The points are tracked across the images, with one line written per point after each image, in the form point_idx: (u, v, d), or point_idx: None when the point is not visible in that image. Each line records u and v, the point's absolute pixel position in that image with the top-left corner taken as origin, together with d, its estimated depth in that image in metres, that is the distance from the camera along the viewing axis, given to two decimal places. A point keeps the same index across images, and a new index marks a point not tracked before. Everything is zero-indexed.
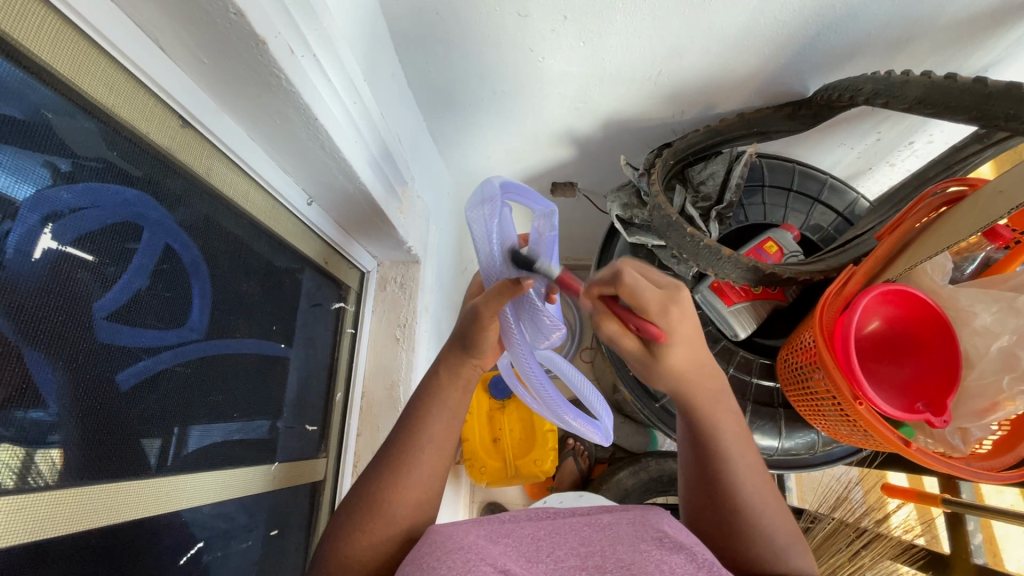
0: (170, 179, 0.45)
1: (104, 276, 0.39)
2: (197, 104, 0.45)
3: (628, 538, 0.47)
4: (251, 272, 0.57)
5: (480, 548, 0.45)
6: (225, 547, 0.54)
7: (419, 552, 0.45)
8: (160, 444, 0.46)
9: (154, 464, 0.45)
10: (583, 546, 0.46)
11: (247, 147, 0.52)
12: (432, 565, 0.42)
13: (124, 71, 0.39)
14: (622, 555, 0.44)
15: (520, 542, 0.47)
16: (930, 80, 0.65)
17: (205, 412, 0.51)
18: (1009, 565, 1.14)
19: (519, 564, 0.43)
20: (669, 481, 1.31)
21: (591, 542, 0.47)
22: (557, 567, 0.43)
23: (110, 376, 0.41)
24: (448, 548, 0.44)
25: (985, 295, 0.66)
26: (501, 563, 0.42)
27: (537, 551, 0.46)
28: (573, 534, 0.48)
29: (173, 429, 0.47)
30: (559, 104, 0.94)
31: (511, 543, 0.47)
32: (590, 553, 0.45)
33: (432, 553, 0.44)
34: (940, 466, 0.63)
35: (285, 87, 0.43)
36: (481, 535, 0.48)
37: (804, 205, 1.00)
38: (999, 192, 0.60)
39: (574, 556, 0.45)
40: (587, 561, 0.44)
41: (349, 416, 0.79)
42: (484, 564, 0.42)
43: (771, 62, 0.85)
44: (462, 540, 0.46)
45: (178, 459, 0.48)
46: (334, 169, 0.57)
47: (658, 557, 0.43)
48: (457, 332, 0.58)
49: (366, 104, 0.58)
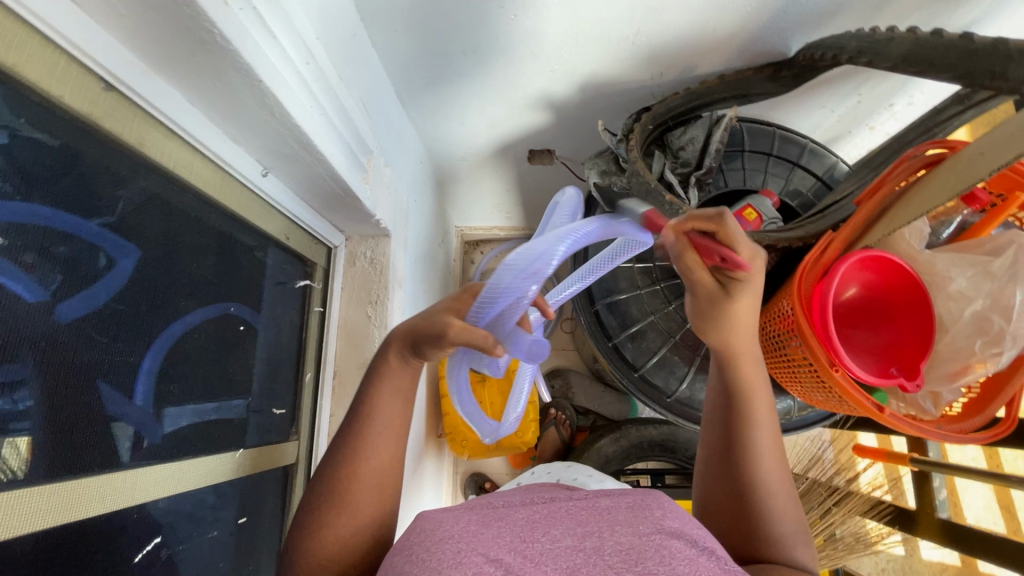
0: (93, 148, 0.40)
1: (49, 254, 0.37)
2: (121, 65, 0.40)
3: (626, 520, 0.46)
4: (202, 251, 0.53)
5: (472, 534, 0.43)
6: (195, 539, 0.52)
7: (407, 542, 0.43)
8: (131, 435, 0.45)
9: (128, 451, 0.44)
10: (579, 526, 0.45)
11: (188, 114, 0.47)
12: (421, 557, 0.40)
13: (26, 25, 0.34)
14: (621, 539, 0.43)
15: (513, 524, 0.46)
16: (916, 37, 0.63)
17: (165, 398, 0.49)
18: (969, 514, 1.21)
19: (514, 550, 0.41)
20: (648, 447, 1.34)
21: (588, 523, 0.46)
22: (553, 549, 0.42)
23: (45, 363, 0.37)
24: (438, 537, 0.42)
25: (961, 260, 0.65)
26: (495, 552, 0.41)
27: (531, 531, 0.45)
28: (569, 514, 0.47)
29: (150, 410, 0.47)
30: (534, 66, 0.89)
31: (503, 526, 0.45)
32: (587, 533, 0.44)
33: (421, 543, 0.42)
34: (910, 430, 0.64)
35: (221, 45, 0.39)
36: (472, 519, 0.46)
37: (784, 170, 0.99)
38: (981, 155, 0.59)
39: (572, 537, 0.44)
40: (584, 541, 0.43)
41: (321, 397, 0.76)
42: (477, 554, 0.40)
43: (752, 20, 0.81)
44: (452, 527, 0.44)
45: (154, 444, 0.47)
46: (289, 138, 0.52)
47: (659, 541, 0.43)
48: (418, 330, 0.54)
49: (321, 65, 0.53)
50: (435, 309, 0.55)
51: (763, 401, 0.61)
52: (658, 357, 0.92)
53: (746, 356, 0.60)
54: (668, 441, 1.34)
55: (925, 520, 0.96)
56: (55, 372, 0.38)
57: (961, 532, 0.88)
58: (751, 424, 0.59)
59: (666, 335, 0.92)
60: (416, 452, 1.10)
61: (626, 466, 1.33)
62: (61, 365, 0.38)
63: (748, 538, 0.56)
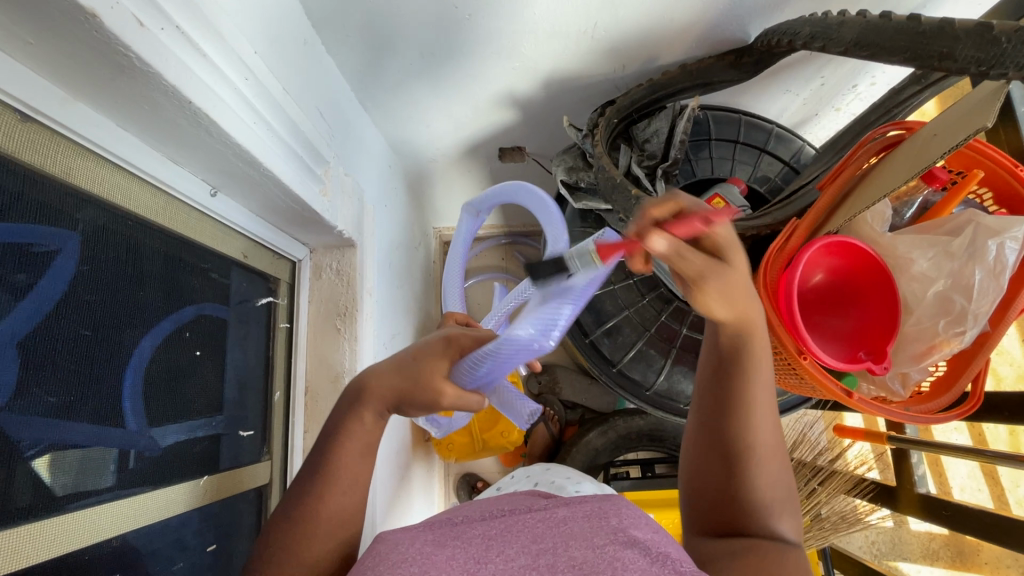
0: (19, 182, 0.39)
1: (12, 286, 0.38)
2: (41, 95, 0.38)
3: (581, 532, 0.46)
4: (154, 279, 0.52)
5: (425, 557, 0.43)
6: (165, 571, 0.52)
7: (361, 567, 0.43)
8: (115, 458, 0.47)
9: (115, 476, 0.47)
10: (534, 543, 0.45)
11: (120, 140, 0.45)
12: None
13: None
14: (574, 553, 0.43)
15: (468, 545, 0.46)
16: (865, 19, 0.63)
17: (146, 415, 0.50)
18: (954, 489, 1.23)
19: (465, 569, 0.42)
20: (636, 438, 1.34)
21: (544, 538, 0.46)
22: (506, 569, 0.42)
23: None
24: (392, 562, 0.42)
25: (922, 241, 0.66)
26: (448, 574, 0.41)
27: (486, 551, 0.44)
28: (525, 530, 0.47)
29: (128, 433, 0.48)
30: (493, 64, 0.88)
31: (458, 547, 0.45)
32: (541, 550, 0.44)
33: (376, 567, 0.42)
34: (879, 413, 0.64)
35: (139, 67, 0.37)
36: (427, 540, 0.46)
37: (751, 156, 0.98)
38: (934, 135, 0.59)
39: (526, 555, 0.44)
40: (538, 560, 0.43)
41: (294, 412, 0.75)
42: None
43: (708, 7, 0.80)
44: (408, 551, 0.44)
45: (139, 463, 0.49)
46: (232, 156, 0.51)
47: (612, 553, 0.43)
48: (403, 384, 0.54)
49: (261, 80, 0.52)
50: (408, 359, 0.55)
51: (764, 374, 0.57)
52: (635, 350, 0.92)
53: (748, 325, 0.56)
54: (655, 431, 1.34)
55: (906, 496, 0.97)
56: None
57: (942, 507, 0.89)
58: (748, 401, 0.56)
59: (641, 328, 0.92)
60: (401, 459, 1.09)
61: (615, 457, 1.34)
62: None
63: (736, 510, 0.56)
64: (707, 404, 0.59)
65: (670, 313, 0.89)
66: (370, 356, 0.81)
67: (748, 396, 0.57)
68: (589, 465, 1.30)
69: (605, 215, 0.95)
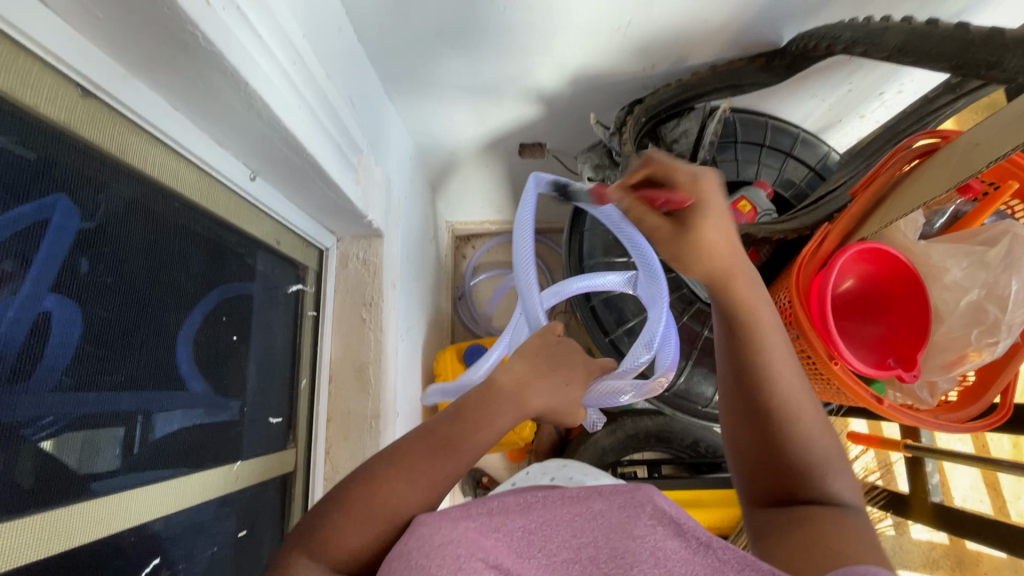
0: (77, 159, 0.39)
1: (25, 262, 0.36)
2: (101, 70, 0.38)
3: (621, 521, 0.45)
4: (195, 260, 0.52)
5: (470, 540, 0.42)
6: (196, 554, 0.51)
7: (407, 547, 0.42)
8: (119, 442, 0.43)
9: (119, 460, 0.43)
10: (575, 536, 0.44)
11: (171, 120, 0.45)
12: (420, 565, 0.39)
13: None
14: (617, 544, 0.43)
15: (510, 533, 0.45)
16: (911, 26, 0.63)
17: (161, 400, 0.48)
18: (955, 496, 1.23)
19: (512, 558, 0.42)
20: (645, 438, 1.34)
21: (585, 530, 0.45)
22: (551, 564, 0.42)
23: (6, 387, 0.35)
24: (437, 543, 0.41)
25: (956, 250, 0.66)
26: (494, 557, 0.41)
27: (528, 543, 0.44)
28: (564, 521, 0.46)
29: (136, 414, 0.45)
30: (524, 59, 0.88)
31: (501, 533, 0.44)
32: (582, 543, 0.44)
33: (421, 548, 0.42)
34: (909, 420, 0.64)
35: (203, 46, 0.37)
36: (469, 525, 0.44)
37: (776, 160, 0.98)
38: (974, 145, 0.59)
39: (568, 548, 0.43)
40: (580, 552, 0.43)
41: (317, 401, 0.75)
42: (475, 560, 0.40)
43: (745, 9, 0.80)
44: (451, 532, 0.43)
45: (144, 449, 0.46)
46: (276, 140, 0.51)
47: (654, 543, 0.43)
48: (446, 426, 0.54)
49: (307, 64, 0.51)
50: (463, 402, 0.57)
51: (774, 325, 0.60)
52: None
53: (739, 275, 0.60)
54: (664, 432, 1.34)
55: (919, 504, 0.97)
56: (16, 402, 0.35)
57: (954, 516, 0.90)
58: (765, 358, 0.58)
59: None
60: None
61: (623, 457, 1.33)
62: (30, 388, 0.36)
63: (787, 474, 0.55)
64: (732, 379, 0.60)
65: (691, 314, 0.91)
66: (393, 348, 0.81)
67: (763, 355, 0.58)
68: (598, 463, 1.30)
69: None
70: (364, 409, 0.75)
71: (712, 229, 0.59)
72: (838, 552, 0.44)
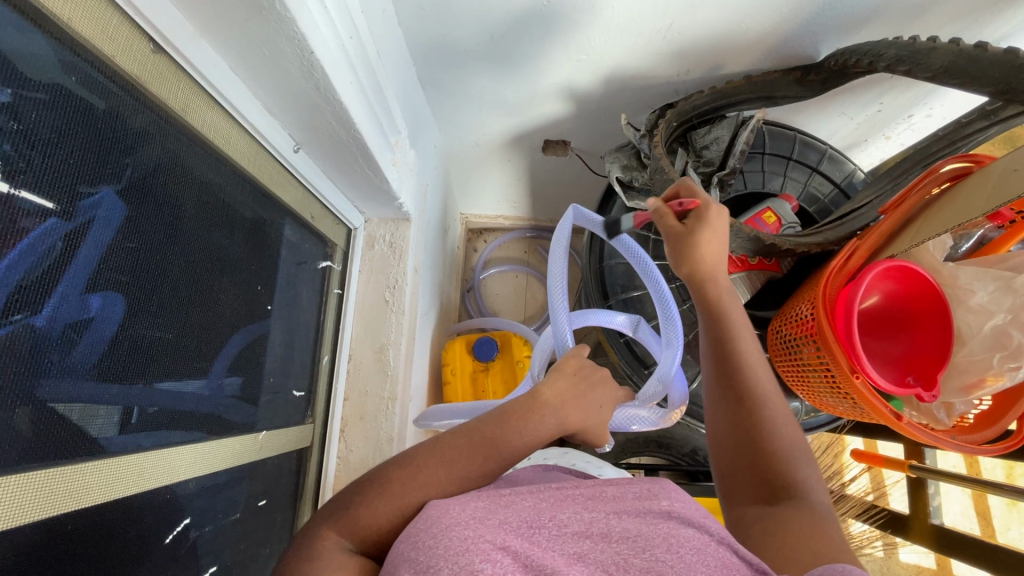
0: (140, 113, 0.40)
1: (81, 235, 0.36)
2: (170, 25, 0.39)
3: (630, 505, 0.45)
4: (233, 227, 0.52)
5: (479, 520, 0.40)
6: (217, 519, 0.52)
7: (414, 529, 0.41)
8: (119, 410, 0.40)
9: (116, 426, 0.40)
10: (586, 511, 0.44)
11: (230, 83, 0.46)
12: (426, 546, 0.38)
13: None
14: (628, 525, 0.42)
15: (520, 509, 0.43)
16: (958, 48, 0.64)
17: (169, 369, 0.45)
18: (948, 520, 1.24)
19: (520, 535, 0.39)
20: (645, 442, 1.33)
21: (596, 509, 0.44)
22: (560, 535, 0.40)
23: (60, 337, 0.35)
24: (445, 524, 0.39)
25: (984, 274, 0.67)
26: (503, 538, 0.38)
27: (537, 516, 0.42)
28: (573, 500, 0.45)
29: (137, 385, 0.42)
30: (560, 55, 0.88)
31: (511, 510, 0.42)
32: (593, 519, 0.43)
33: (428, 530, 0.40)
34: (926, 439, 0.65)
35: (277, 11, 0.38)
36: (479, 505, 0.43)
37: (802, 174, 0.99)
38: (1013, 170, 0.59)
39: (578, 522, 0.42)
40: (590, 528, 0.42)
41: (336, 380, 0.75)
42: (484, 541, 0.37)
43: (786, 21, 0.80)
44: (460, 515, 0.41)
45: (145, 417, 0.43)
46: (325, 112, 0.51)
47: (667, 529, 0.42)
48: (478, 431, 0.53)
49: (361, 39, 0.51)
50: None
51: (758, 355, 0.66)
52: None
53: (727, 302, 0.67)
54: (664, 438, 1.33)
55: (918, 526, 0.98)
56: (44, 381, 0.34)
57: (954, 538, 0.90)
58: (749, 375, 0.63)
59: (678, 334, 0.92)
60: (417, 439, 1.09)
61: (622, 460, 1.32)
62: (64, 372, 0.35)
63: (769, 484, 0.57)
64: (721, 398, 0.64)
65: None
66: (412, 332, 0.81)
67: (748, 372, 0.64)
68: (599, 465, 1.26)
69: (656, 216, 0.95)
70: (382, 391, 0.76)
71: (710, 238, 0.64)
72: (815, 557, 0.46)
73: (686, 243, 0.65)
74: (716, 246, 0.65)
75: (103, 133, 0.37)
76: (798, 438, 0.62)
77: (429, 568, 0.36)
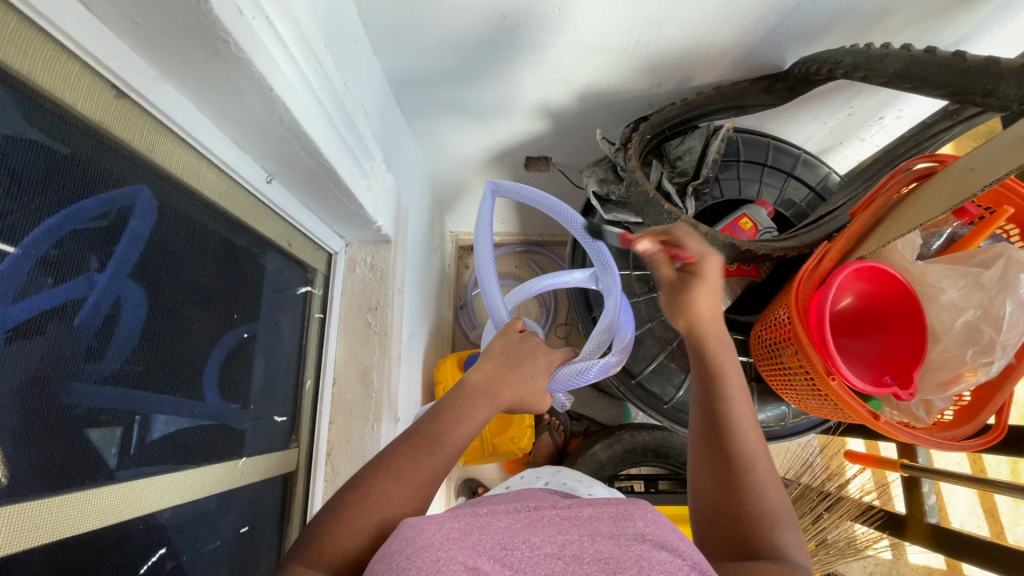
0: (106, 155, 0.41)
1: (90, 277, 0.40)
2: (134, 71, 0.41)
3: (607, 529, 0.42)
4: (208, 258, 0.54)
5: (452, 542, 0.40)
6: (200, 547, 0.52)
7: (388, 551, 0.40)
8: (114, 443, 0.42)
9: (106, 461, 0.42)
10: (560, 534, 0.42)
11: (198, 122, 0.48)
12: (399, 566, 0.37)
13: (21, 15, 0.33)
14: (601, 547, 0.40)
15: (494, 531, 0.42)
16: (910, 54, 0.66)
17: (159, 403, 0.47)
18: (952, 519, 1.22)
19: (492, 558, 0.38)
20: (642, 453, 1.28)
21: (571, 531, 0.42)
22: (532, 557, 0.39)
23: (62, 375, 0.38)
24: (419, 545, 0.39)
25: (953, 271, 0.68)
26: (474, 560, 0.38)
27: (511, 537, 0.41)
28: (550, 524, 0.44)
29: (130, 417, 0.44)
30: (533, 75, 0.90)
31: (485, 533, 0.42)
32: (567, 541, 0.41)
33: (401, 551, 0.39)
34: (905, 437, 0.66)
35: (235, 53, 0.40)
36: (454, 526, 0.42)
37: (777, 180, 1.01)
38: (970, 169, 0.61)
39: (552, 544, 0.41)
40: (564, 549, 0.40)
41: (322, 402, 0.76)
42: (455, 563, 0.37)
43: (749, 33, 0.82)
44: (434, 536, 0.40)
45: (140, 451, 0.45)
46: (295, 144, 0.53)
47: (639, 551, 0.39)
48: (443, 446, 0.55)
49: (327, 73, 0.53)
50: (460, 411, 0.58)
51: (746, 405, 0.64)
52: (655, 363, 0.92)
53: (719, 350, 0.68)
54: (662, 447, 1.28)
55: (915, 525, 0.97)
56: (59, 412, 0.38)
57: (951, 536, 0.89)
58: (735, 422, 0.62)
59: (662, 342, 0.93)
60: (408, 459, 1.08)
61: (620, 471, 1.28)
62: (67, 407, 0.38)
63: (750, 540, 0.53)
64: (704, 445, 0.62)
65: None
66: (396, 352, 0.82)
67: (733, 417, 0.62)
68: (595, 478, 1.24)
69: (633, 228, 0.95)
70: (366, 412, 0.76)
71: (703, 295, 0.69)
72: None
73: (681, 297, 0.70)
74: (708, 299, 0.69)
75: (86, 183, 0.40)
76: (783, 498, 0.58)
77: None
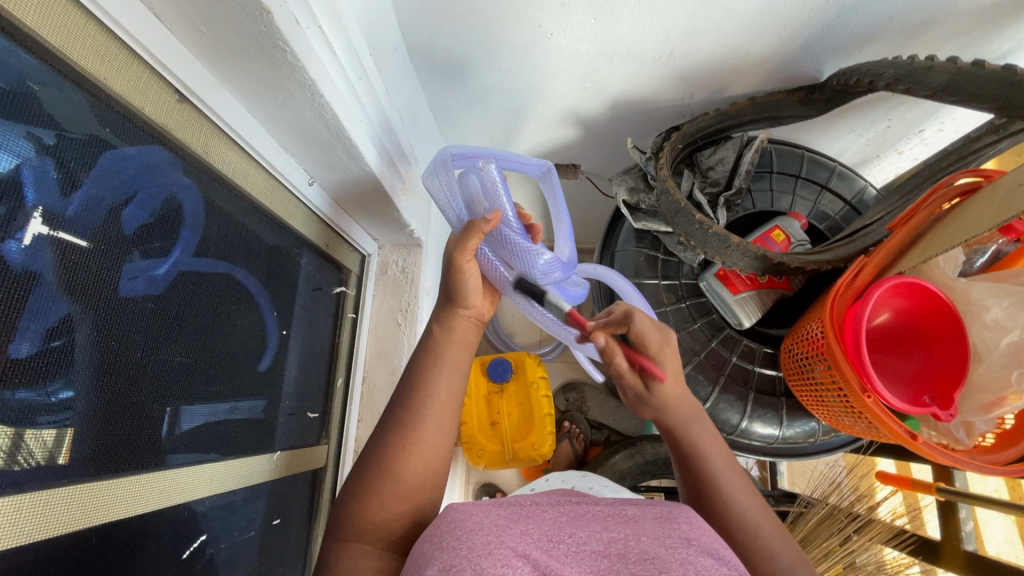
0: (166, 156, 0.44)
1: (145, 270, 0.42)
2: (193, 77, 0.43)
3: (652, 531, 0.42)
4: (252, 257, 0.56)
5: (501, 528, 0.41)
6: (234, 535, 0.54)
7: (436, 531, 0.42)
8: (157, 432, 0.44)
9: (154, 448, 0.44)
10: (606, 531, 0.42)
11: (249, 126, 0.50)
12: (450, 545, 0.39)
13: (97, 23, 0.36)
14: (647, 547, 0.40)
15: (540, 522, 0.43)
16: (956, 67, 0.64)
17: (197, 393, 0.48)
18: (988, 548, 1.17)
19: (541, 547, 0.39)
20: (664, 465, 1.26)
21: (616, 529, 0.43)
22: (578, 551, 0.39)
23: (118, 364, 0.40)
24: (468, 528, 0.40)
25: (998, 289, 0.66)
26: (524, 547, 0.38)
27: (557, 530, 0.42)
28: (595, 521, 0.44)
29: (165, 409, 0.45)
30: (565, 83, 0.90)
31: (531, 523, 0.43)
32: (612, 539, 0.41)
33: (451, 532, 0.41)
34: (944, 459, 0.64)
35: (289, 61, 0.42)
36: (501, 514, 0.43)
37: (812, 192, 0.99)
38: (1018, 185, 0.58)
39: (598, 541, 0.41)
40: (610, 547, 0.40)
41: (351, 401, 0.78)
42: (506, 548, 0.38)
43: (786, 44, 0.82)
44: (482, 520, 0.42)
45: (173, 440, 0.46)
46: (339, 148, 0.55)
47: (686, 556, 0.39)
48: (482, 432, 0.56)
49: (372, 80, 0.55)
50: None
51: (717, 448, 0.63)
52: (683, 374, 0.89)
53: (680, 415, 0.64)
54: None
55: (950, 552, 0.93)
56: (113, 398, 0.40)
57: (988, 564, 0.86)
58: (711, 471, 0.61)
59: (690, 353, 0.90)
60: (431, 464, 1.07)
61: (640, 482, 1.25)
62: (122, 395, 0.40)
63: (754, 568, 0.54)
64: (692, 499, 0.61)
65: (720, 339, 0.91)
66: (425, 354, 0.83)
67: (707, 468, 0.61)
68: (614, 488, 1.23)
69: (663, 237, 0.94)
70: None
71: (669, 390, 0.63)
72: None
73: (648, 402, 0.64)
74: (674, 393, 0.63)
75: (140, 183, 0.41)
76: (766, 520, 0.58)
77: (452, 567, 0.36)
